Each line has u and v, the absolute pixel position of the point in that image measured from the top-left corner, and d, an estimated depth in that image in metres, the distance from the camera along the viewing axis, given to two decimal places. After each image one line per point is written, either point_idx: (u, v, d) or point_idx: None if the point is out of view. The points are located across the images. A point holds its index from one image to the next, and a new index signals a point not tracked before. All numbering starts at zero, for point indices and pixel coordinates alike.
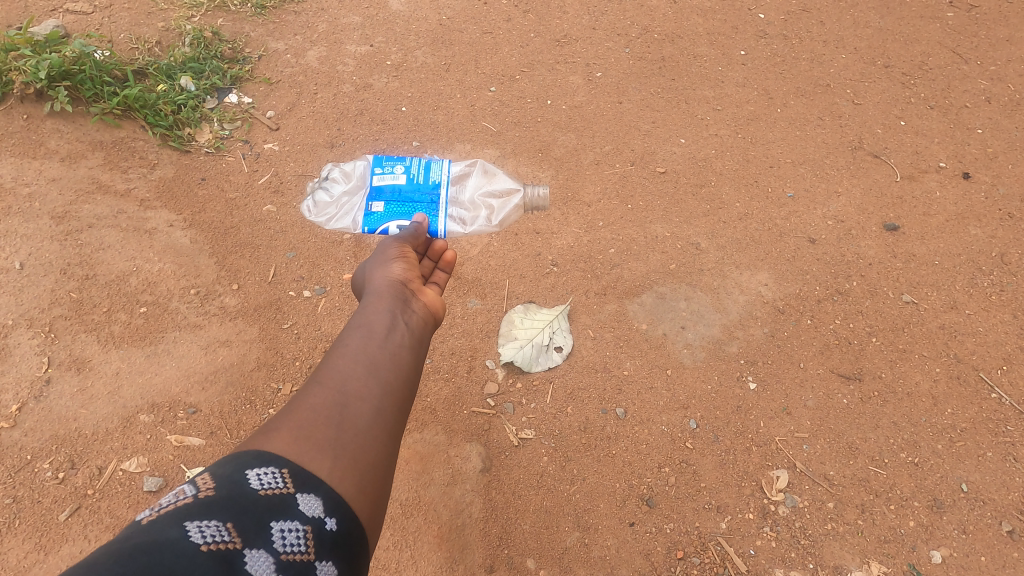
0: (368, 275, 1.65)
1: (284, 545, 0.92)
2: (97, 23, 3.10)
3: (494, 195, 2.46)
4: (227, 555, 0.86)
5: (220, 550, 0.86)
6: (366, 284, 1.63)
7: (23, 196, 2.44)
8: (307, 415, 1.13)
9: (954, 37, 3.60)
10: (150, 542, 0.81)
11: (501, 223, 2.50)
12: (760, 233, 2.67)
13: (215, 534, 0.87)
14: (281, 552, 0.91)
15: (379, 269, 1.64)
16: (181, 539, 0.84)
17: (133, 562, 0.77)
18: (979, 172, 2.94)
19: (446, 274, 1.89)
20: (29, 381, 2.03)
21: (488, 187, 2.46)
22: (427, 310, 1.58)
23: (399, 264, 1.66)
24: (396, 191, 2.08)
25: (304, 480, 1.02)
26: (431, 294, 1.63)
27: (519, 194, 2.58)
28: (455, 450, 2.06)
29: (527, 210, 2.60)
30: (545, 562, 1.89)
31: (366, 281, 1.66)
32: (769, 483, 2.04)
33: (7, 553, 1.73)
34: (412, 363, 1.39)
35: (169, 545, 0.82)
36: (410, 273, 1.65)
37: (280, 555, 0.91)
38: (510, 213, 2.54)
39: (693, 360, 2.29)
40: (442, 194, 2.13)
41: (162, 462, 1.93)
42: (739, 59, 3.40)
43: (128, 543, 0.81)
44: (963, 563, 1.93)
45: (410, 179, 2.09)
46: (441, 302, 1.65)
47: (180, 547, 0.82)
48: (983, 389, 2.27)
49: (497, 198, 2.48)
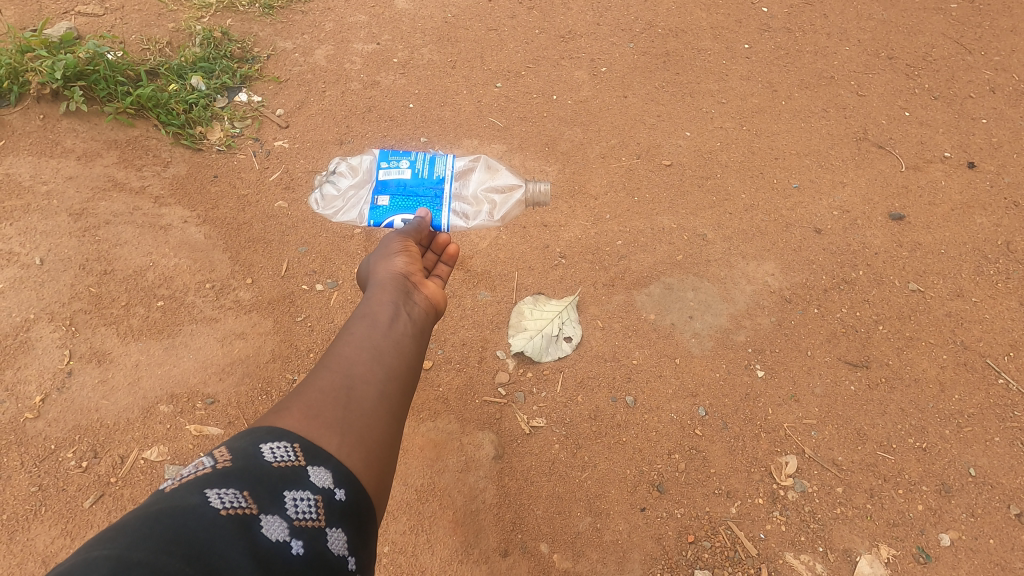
0: (372, 270, 1.68)
1: (296, 512, 0.95)
2: (109, 25, 3.15)
3: (496, 191, 2.69)
4: (244, 520, 0.89)
5: (237, 515, 0.89)
6: (370, 278, 1.67)
7: (41, 194, 2.49)
8: (316, 395, 1.17)
9: (957, 28, 3.62)
10: (172, 506, 0.85)
11: (503, 218, 2.65)
12: (766, 224, 2.69)
13: (233, 501, 0.90)
14: (293, 519, 0.94)
15: (382, 262, 1.68)
16: (201, 504, 0.87)
17: (157, 525, 0.82)
18: (984, 161, 2.95)
19: (449, 267, 1.91)
20: (51, 373, 2.08)
21: (491, 182, 2.71)
22: (429, 302, 1.61)
23: (402, 258, 1.69)
24: (401, 186, 2.14)
25: (314, 454, 1.05)
26: (433, 287, 1.66)
27: (521, 190, 2.72)
28: (467, 438, 2.09)
29: (529, 205, 2.70)
30: (558, 546, 1.92)
31: (370, 276, 1.69)
32: (779, 468, 2.07)
33: (34, 540, 1.78)
34: (414, 352, 1.43)
35: (190, 509, 0.86)
36: (413, 266, 1.68)
37: (293, 521, 0.94)
38: (512, 208, 2.68)
39: (701, 348, 2.32)
40: (445, 188, 2.19)
41: (182, 451, 1.97)
42: (743, 52, 3.43)
43: (152, 508, 0.85)
44: (972, 545, 1.95)
45: (414, 173, 2.16)
46: (442, 293, 1.69)
47: (200, 512, 0.86)
48: (990, 375, 2.29)
49: (499, 193, 2.69)
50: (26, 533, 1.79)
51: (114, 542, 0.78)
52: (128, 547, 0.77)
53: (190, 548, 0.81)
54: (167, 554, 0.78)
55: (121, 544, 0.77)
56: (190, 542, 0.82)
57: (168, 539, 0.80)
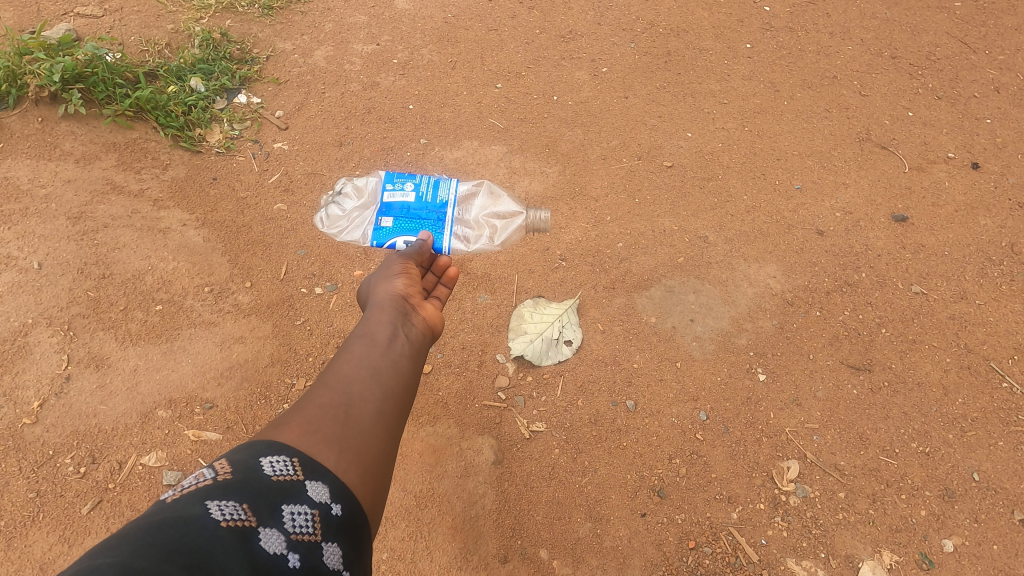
0: (371, 293, 1.66)
1: (294, 526, 0.94)
2: (107, 26, 3.14)
3: (497, 216, 2.64)
4: (244, 532, 0.88)
5: (237, 527, 0.88)
6: (369, 297, 1.66)
7: (40, 197, 2.48)
8: (314, 411, 1.16)
9: (961, 26, 3.59)
10: (174, 516, 0.84)
11: (504, 242, 2.59)
12: (768, 225, 2.68)
13: (233, 513, 0.89)
14: (291, 532, 0.93)
15: (382, 283, 1.67)
16: (202, 515, 0.86)
17: (160, 535, 0.81)
18: (987, 161, 2.93)
19: (449, 290, 1.91)
20: (49, 378, 2.07)
21: (494, 208, 2.67)
22: (427, 323, 1.60)
23: (403, 279, 1.69)
24: (405, 209, 2.36)
25: (313, 468, 1.04)
26: (431, 308, 1.65)
27: (522, 217, 2.65)
28: (467, 443, 2.08)
29: (529, 231, 2.62)
30: (558, 552, 1.91)
31: (369, 295, 1.69)
32: (780, 473, 2.05)
33: (32, 546, 1.77)
34: (411, 372, 1.41)
35: (191, 520, 0.85)
36: (413, 287, 1.68)
37: (291, 534, 0.93)
38: (513, 234, 2.61)
39: (702, 352, 2.31)
40: (447, 213, 2.39)
41: (181, 456, 1.96)
42: (745, 52, 3.40)
43: (154, 519, 0.84)
44: (976, 551, 1.93)
45: (418, 198, 2.38)
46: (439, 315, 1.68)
47: (202, 522, 0.85)
48: (994, 379, 2.27)
49: (501, 219, 2.65)
50: (24, 539, 1.78)
51: (116, 551, 0.77)
52: (132, 556, 0.76)
53: (191, 558, 0.80)
54: (169, 564, 0.77)
55: (124, 553, 0.76)
56: (191, 552, 0.81)
57: (169, 549, 0.79)
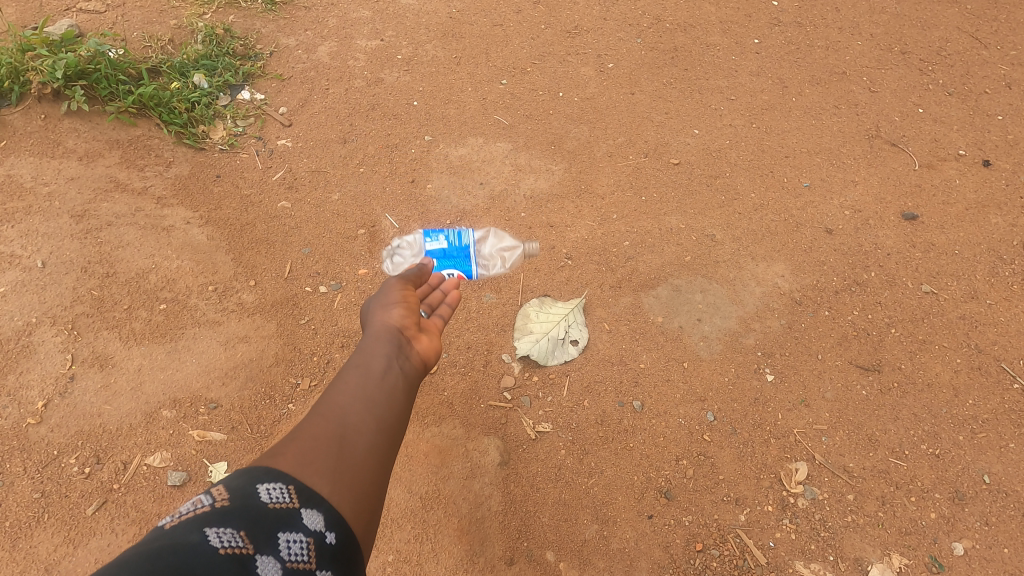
0: (368, 311, 1.58)
1: (288, 555, 0.94)
2: (110, 22, 3.12)
3: None
4: (241, 560, 0.89)
5: (234, 555, 0.89)
6: (365, 320, 1.58)
7: (43, 195, 2.46)
8: (309, 443, 1.13)
9: (971, 22, 3.56)
10: (173, 544, 0.85)
11: (507, 232, 2.58)
12: (776, 224, 2.65)
13: (232, 540, 0.90)
14: (285, 564, 0.93)
15: (380, 306, 1.57)
16: (201, 543, 0.87)
17: (161, 562, 0.82)
18: (999, 159, 2.89)
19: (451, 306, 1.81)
20: (53, 378, 2.05)
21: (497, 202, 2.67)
22: (425, 351, 1.51)
23: (403, 301, 1.59)
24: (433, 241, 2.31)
25: (307, 499, 1.03)
26: (428, 341, 1.54)
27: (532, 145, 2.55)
28: (472, 444, 2.06)
29: (535, 226, 2.61)
30: (565, 554, 1.90)
31: (365, 316, 1.59)
32: (788, 475, 2.03)
33: (38, 547, 1.76)
34: (408, 402, 1.36)
35: (191, 548, 0.86)
36: (413, 309, 1.58)
37: (285, 566, 0.93)
38: (517, 224, 2.61)
39: (709, 352, 2.29)
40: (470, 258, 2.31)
41: (185, 457, 1.94)
42: (753, 47, 3.37)
43: (153, 546, 0.85)
44: (987, 555, 1.91)
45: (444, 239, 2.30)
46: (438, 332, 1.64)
47: (200, 550, 0.86)
48: (1005, 380, 2.24)
49: None
50: (29, 540, 1.77)
51: None
52: None
53: None
54: None
55: None
56: None
57: None
